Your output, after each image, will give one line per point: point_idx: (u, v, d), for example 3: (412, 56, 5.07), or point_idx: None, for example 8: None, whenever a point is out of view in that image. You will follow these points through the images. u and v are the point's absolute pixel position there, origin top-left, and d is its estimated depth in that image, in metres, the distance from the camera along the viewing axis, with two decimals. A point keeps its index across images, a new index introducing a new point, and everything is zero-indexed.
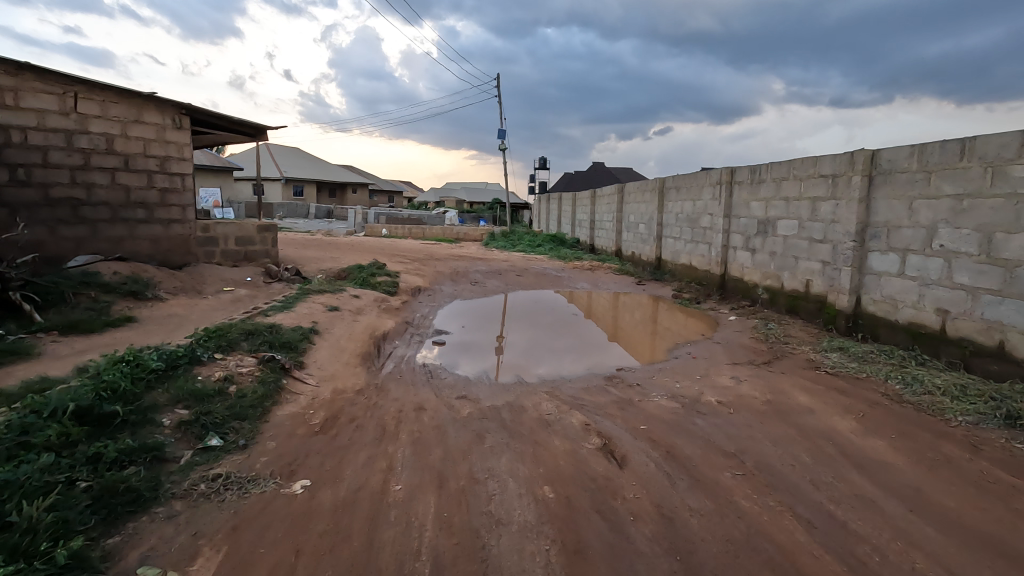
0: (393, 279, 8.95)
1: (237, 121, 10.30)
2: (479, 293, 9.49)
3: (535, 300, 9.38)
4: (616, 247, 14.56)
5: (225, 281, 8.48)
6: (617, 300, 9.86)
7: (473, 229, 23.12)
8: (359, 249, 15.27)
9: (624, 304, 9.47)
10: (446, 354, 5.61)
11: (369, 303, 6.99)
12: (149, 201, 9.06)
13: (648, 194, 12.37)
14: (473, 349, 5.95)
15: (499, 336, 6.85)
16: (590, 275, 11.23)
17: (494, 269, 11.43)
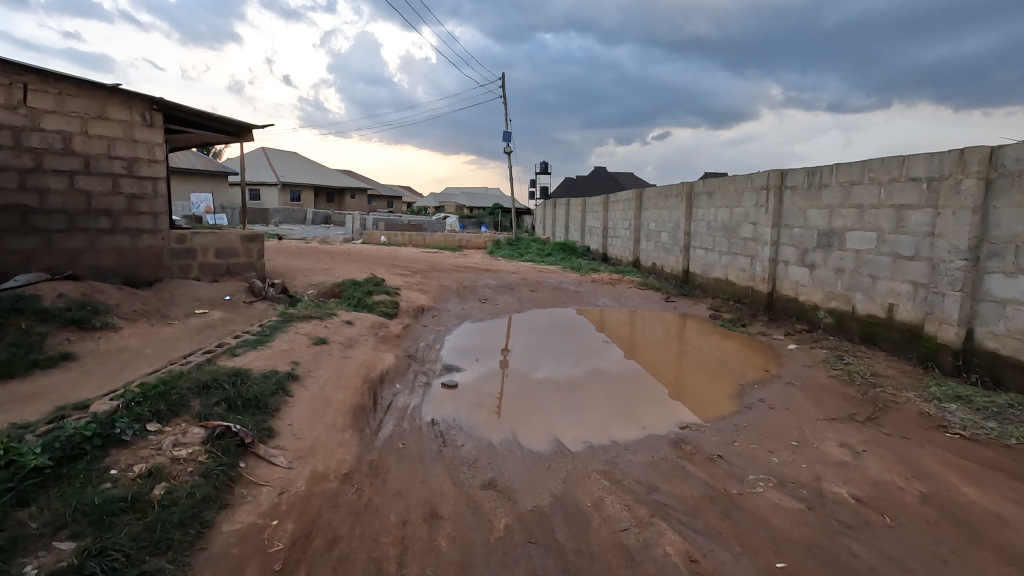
0: (393, 298, 7.82)
1: (219, 120, 9.21)
2: (489, 312, 8.36)
3: (549, 317, 8.39)
4: (634, 257, 13.46)
5: (199, 301, 7.35)
6: (633, 317, 8.78)
7: (476, 236, 22.02)
8: (355, 259, 14.14)
9: (644, 322, 8.46)
10: (459, 402, 4.44)
11: (362, 331, 5.85)
12: (115, 209, 7.95)
13: (673, 200, 11.29)
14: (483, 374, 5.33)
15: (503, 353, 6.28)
16: (611, 289, 10.13)
17: (504, 283, 10.30)
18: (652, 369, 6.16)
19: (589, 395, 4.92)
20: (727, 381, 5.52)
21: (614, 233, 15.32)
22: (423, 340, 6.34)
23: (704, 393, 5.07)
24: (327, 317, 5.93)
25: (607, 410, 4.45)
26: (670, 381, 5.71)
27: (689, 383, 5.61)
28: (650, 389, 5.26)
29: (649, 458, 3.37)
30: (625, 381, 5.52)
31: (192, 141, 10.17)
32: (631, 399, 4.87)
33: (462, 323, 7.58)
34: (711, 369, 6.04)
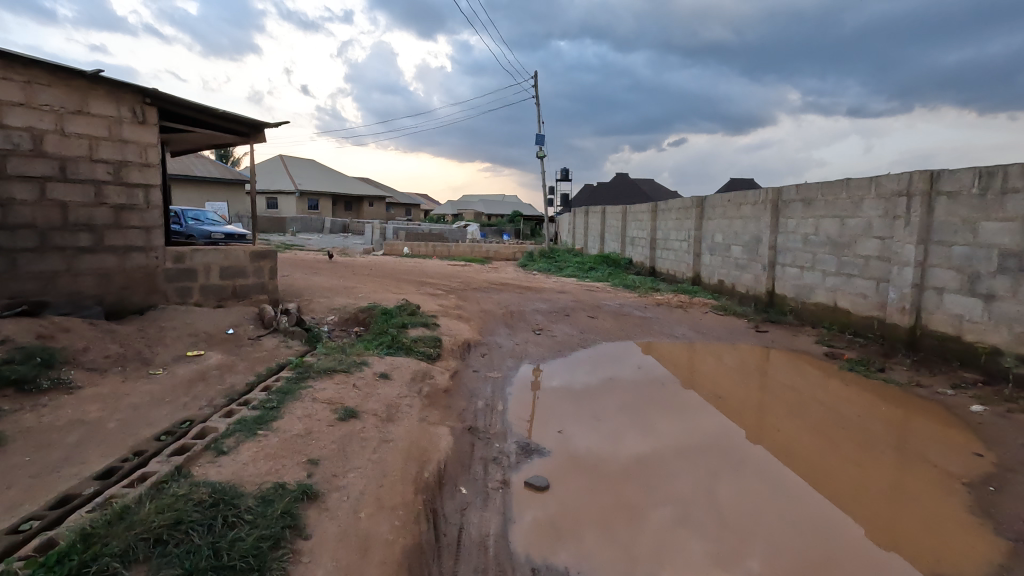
0: (433, 333, 6.30)
1: (226, 117, 7.84)
2: (549, 345, 6.82)
3: (597, 346, 7.03)
4: (694, 274, 11.88)
5: (195, 337, 5.92)
6: (694, 350, 7.17)
7: (505, 247, 20.56)
8: (379, 275, 12.73)
9: (707, 355, 6.98)
10: (561, 510, 3.15)
11: (401, 389, 4.33)
12: (98, 223, 6.60)
13: (749, 208, 9.70)
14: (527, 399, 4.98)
15: (536, 372, 5.86)
16: (684, 315, 8.54)
17: (557, 306, 8.77)
18: (684, 378, 6.07)
19: (603, 402, 5.14)
20: (779, 405, 5.38)
21: (665, 244, 13.76)
22: (479, 395, 4.83)
23: (736, 411, 5.17)
24: (352, 370, 4.40)
25: (623, 420, 4.74)
26: (707, 394, 5.66)
27: (731, 398, 5.53)
28: (672, 397, 5.43)
29: (680, 476, 3.74)
30: (641, 385, 5.74)
31: (195, 144, 8.82)
32: (647, 410, 5.06)
33: (520, 365, 6.02)
34: (760, 389, 5.83)
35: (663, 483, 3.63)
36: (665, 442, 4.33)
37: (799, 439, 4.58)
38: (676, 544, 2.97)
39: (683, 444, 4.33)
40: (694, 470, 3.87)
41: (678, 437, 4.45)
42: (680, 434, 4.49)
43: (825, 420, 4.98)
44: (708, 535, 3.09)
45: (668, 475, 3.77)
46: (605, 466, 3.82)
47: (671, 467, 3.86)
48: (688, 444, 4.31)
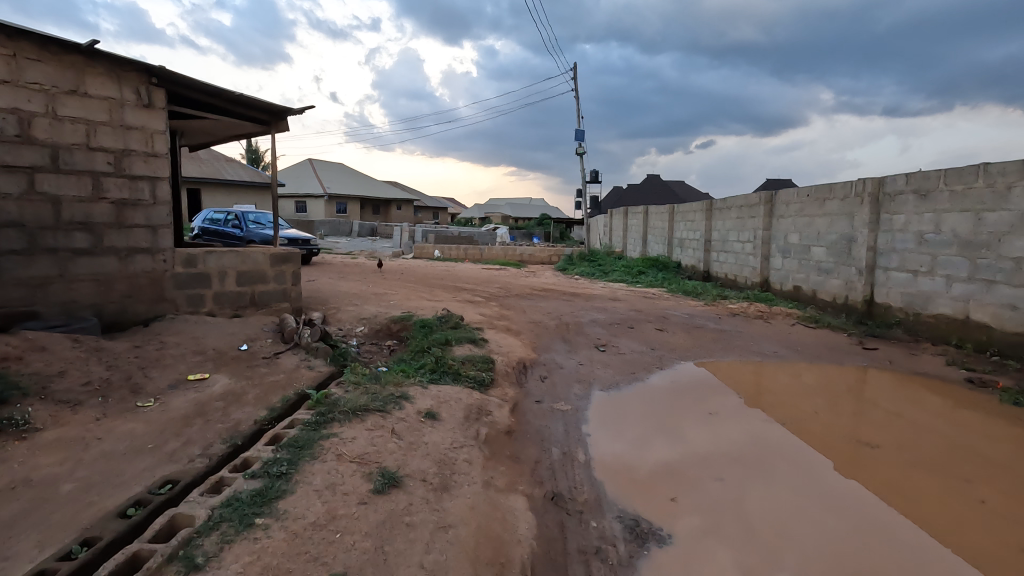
0: (482, 351, 5.22)
1: (245, 102, 6.93)
2: (618, 365, 5.67)
3: (656, 357, 6.01)
4: (762, 280, 10.58)
5: (202, 355, 4.97)
6: (789, 374, 5.83)
7: (540, 250, 19.46)
8: (411, 280, 11.74)
9: (800, 377, 5.75)
10: None
11: (457, 436, 3.25)
12: (97, 221, 5.73)
13: (836, 204, 8.40)
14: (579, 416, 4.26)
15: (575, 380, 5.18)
16: (767, 327, 7.30)
17: (618, 317, 7.60)
18: (724, 379, 5.59)
19: (630, 403, 4.70)
20: (831, 411, 4.86)
21: (723, 247, 12.47)
22: (552, 439, 3.74)
23: (784, 416, 4.67)
24: (389, 411, 3.29)
25: (653, 419, 4.37)
26: (751, 393, 5.20)
27: (777, 400, 5.05)
28: (710, 395, 5.00)
29: (709, 476, 3.37)
30: (673, 384, 5.26)
31: (212, 135, 7.95)
32: (677, 410, 4.59)
33: (590, 395, 4.86)
34: (810, 395, 5.28)
35: (692, 485, 3.25)
36: (694, 443, 3.94)
37: (850, 445, 4.08)
38: (701, 554, 2.59)
39: (715, 446, 3.90)
40: (729, 471, 3.48)
41: (711, 437, 4.03)
42: (713, 432, 4.10)
43: (882, 423, 4.49)
44: (739, 539, 2.73)
45: (695, 478, 3.36)
46: (636, 467, 3.44)
47: (702, 469, 3.48)
48: (724, 444, 3.91)
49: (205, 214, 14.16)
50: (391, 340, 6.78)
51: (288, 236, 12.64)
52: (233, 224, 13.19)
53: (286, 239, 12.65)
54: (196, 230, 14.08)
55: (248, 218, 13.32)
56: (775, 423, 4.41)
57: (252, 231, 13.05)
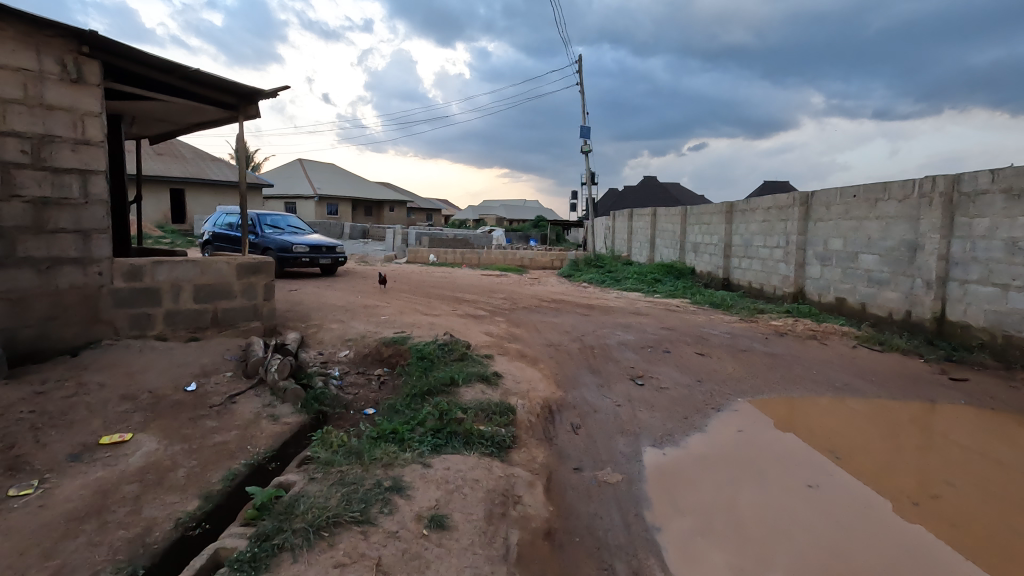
0: (496, 393, 4.06)
1: (206, 81, 5.74)
2: (665, 406, 4.56)
3: (702, 393, 4.94)
4: (795, 290, 9.52)
5: (131, 402, 3.80)
6: (874, 411, 4.75)
7: (542, 254, 18.34)
8: (404, 289, 10.59)
9: (886, 414, 4.69)
10: None
11: (479, 561, 2.11)
12: (9, 225, 4.56)
13: (893, 205, 7.36)
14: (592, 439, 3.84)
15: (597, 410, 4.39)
16: (824, 349, 6.23)
17: (649, 338, 6.49)
18: (768, 409, 4.71)
19: (631, 403, 4.61)
20: (896, 441, 4.16)
21: (746, 252, 11.41)
22: (610, 545, 2.63)
23: (786, 415, 4.59)
24: (373, 522, 2.14)
25: (651, 419, 4.31)
26: (807, 424, 4.41)
27: (845, 439, 4.16)
28: (713, 395, 4.91)
29: (703, 477, 3.36)
30: (681, 385, 5.08)
31: (170, 121, 6.73)
32: (677, 408, 4.54)
33: (641, 453, 3.73)
34: (883, 427, 4.40)
35: (687, 488, 3.23)
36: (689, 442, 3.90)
37: (849, 446, 4.03)
38: (694, 556, 2.58)
39: (711, 445, 3.87)
40: (729, 472, 3.44)
41: (707, 437, 4.00)
42: (710, 433, 4.06)
43: (884, 426, 4.40)
44: (732, 540, 2.71)
45: (688, 479, 3.34)
46: (660, 504, 3.02)
47: (695, 470, 3.46)
48: (718, 443, 3.89)
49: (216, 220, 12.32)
50: (381, 370, 5.61)
51: (309, 242, 10.61)
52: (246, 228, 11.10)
53: (307, 245, 10.61)
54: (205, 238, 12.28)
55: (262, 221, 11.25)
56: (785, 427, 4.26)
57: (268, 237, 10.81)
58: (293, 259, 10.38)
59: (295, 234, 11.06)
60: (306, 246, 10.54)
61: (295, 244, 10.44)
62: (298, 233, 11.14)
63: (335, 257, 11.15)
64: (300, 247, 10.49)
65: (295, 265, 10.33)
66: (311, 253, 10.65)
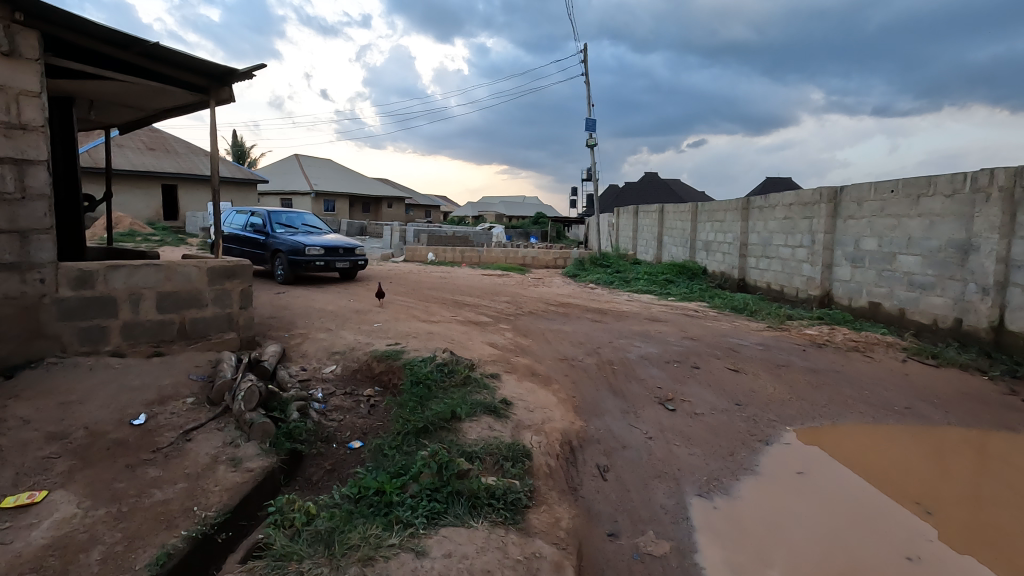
0: (506, 429, 3.36)
1: (169, 58, 5.01)
2: (704, 439, 3.86)
3: (743, 419, 4.26)
4: (822, 293, 8.83)
5: (58, 443, 3.10)
6: (951, 442, 4.05)
7: (545, 252, 17.61)
8: (400, 291, 9.85)
9: (966, 446, 4.00)
10: None
11: None
12: None
13: (940, 202, 6.67)
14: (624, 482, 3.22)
15: (625, 443, 3.73)
16: (870, 364, 5.54)
17: (674, 349, 5.78)
18: (827, 442, 4.01)
19: (659, 427, 4.01)
20: (992, 486, 3.45)
21: (765, 251, 10.71)
22: None
23: (829, 437, 4.11)
24: None
25: (665, 422, 4.10)
26: (877, 462, 3.72)
27: (933, 486, 3.43)
28: (747, 414, 4.36)
29: (709, 481, 3.30)
30: (713, 406, 4.46)
31: (134, 106, 5.99)
32: (696, 416, 4.26)
33: (688, 508, 3.02)
34: (972, 467, 3.69)
35: (693, 492, 3.17)
36: (701, 446, 3.76)
37: (879, 461, 3.76)
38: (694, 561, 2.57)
39: (722, 446, 3.76)
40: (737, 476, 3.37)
41: (718, 439, 3.87)
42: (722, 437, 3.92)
43: (931, 446, 4.00)
44: (735, 548, 2.69)
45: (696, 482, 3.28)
46: (701, 554, 2.62)
47: (703, 474, 3.38)
48: (729, 445, 3.79)
49: (224, 217, 11.02)
50: (371, 389, 4.89)
51: (325, 244, 9.36)
52: (257, 227, 9.91)
53: (322, 247, 9.31)
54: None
55: (274, 218, 9.94)
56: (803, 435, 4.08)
57: (279, 236, 9.51)
58: (306, 263, 9.08)
59: (309, 234, 9.76)
60: (321, 248, 9.23)
61: (309, 246, 9.13)
62: (312, 233, 9.88)
63: (353, 261, 9.82)
64: (314, 249, 9.17)
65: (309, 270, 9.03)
66: (327, 256, 9.34)
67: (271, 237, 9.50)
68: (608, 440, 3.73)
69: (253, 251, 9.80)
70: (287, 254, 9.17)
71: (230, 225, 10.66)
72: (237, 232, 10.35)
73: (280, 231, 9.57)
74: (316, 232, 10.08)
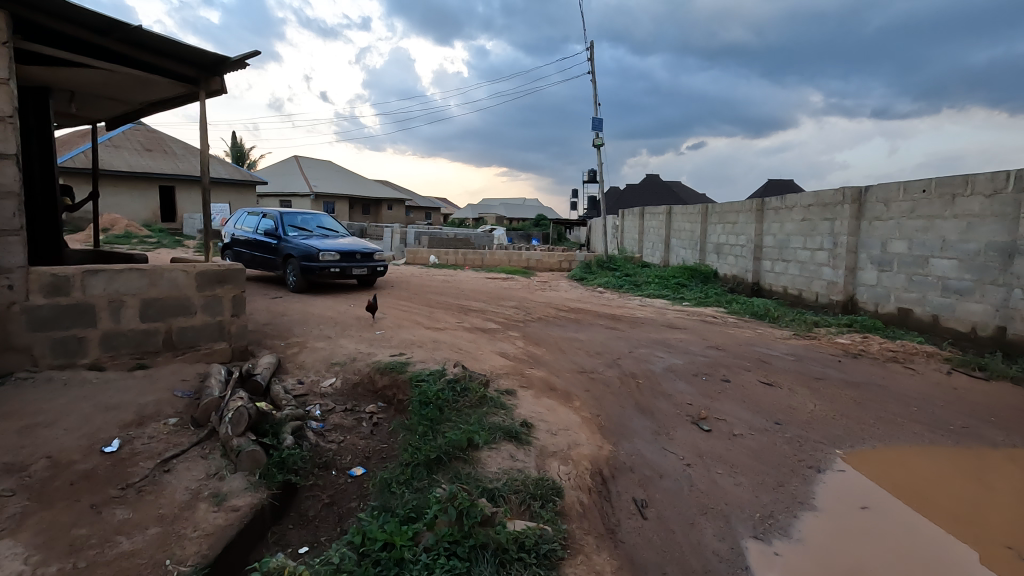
0: (529, 460, 2.94)
1: (155, 45, 4.59)
2: (748, 465, 3.45)
3: (786, 441, 3.84)
4: (845, 298, 8.42)
5: (14, 477, 2.69)
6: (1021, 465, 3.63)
7: (549, 254, 17.20)
8: (403, 295, 9.43)
9: None
10: None
11: None
12: None
13: (978, 202, 6.28)
14: (666, 519, 2.80)
15: (661, 469, 3.32)
16: (912, 376, 5.12)
17: (700, 361, 5.37)
18: (886, 467, 3.60)
19: (695, 451, 3.60)
20: None
21: (782, 254, 10.31)
22: None
23: (885, 460, 3.70)
24: None
25: (705, 450, 3.63)
26: (948, 490, 3.31)
27: (1014, 518, 3.02)
28: (791, 436, 3.93)
29: (768, 525, 2.83)
30: (752, 426, 4.04)
31: (119, 99, 5.58)
32: (736, 440, 3.81)
33: (743, 553, 2.62)
34: None
35: (752, 540, 2.70)
36: (751, 478, 3.30)
37: (950, 491, 3.32)
38: None
39: (776, 481, 3.29)
40: (800, 519, 2.90)
41: (769, 472, 3.39)
42: (773, 468, 3.45)
43: (999, 468, 3.58)
44: None
45: (753, 527, 2.81)
46: None
47: (759, 515, 2.92)
48: (783, 478, 3.32)
49: (233, 219, 10.41)
50: (373, 406, 4.46)
51: (339, 248, 8.69)
52: (268, 229, 9.31)
53: (338, 252, 8.67)
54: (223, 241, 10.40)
55: (286, 220, 9.32)
56: (860, 463, 3.62)
57: (292, 239, 8.89)
58: (319, 270, 8.47)
59: (324, 238, 9.13)
60: (335, 254, 8.60)
61: (323, 251, 8.51)
62: (327, 237, 9.23)
63: (372, 267, 9.15)
64: (328, 255, 8.54)
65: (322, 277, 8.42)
66: (342, 262, 8.71)
67: (282, 241, 8.90)
68: (642, 467, 3.31)
69: (263, 255, 9.20)
70: (299, 259, 8.56)
71: (240, 228, 10.07)
72: (247, 234, 9.74)
73: (292, 233, 8.98)
74: (331, 235, 9.44)
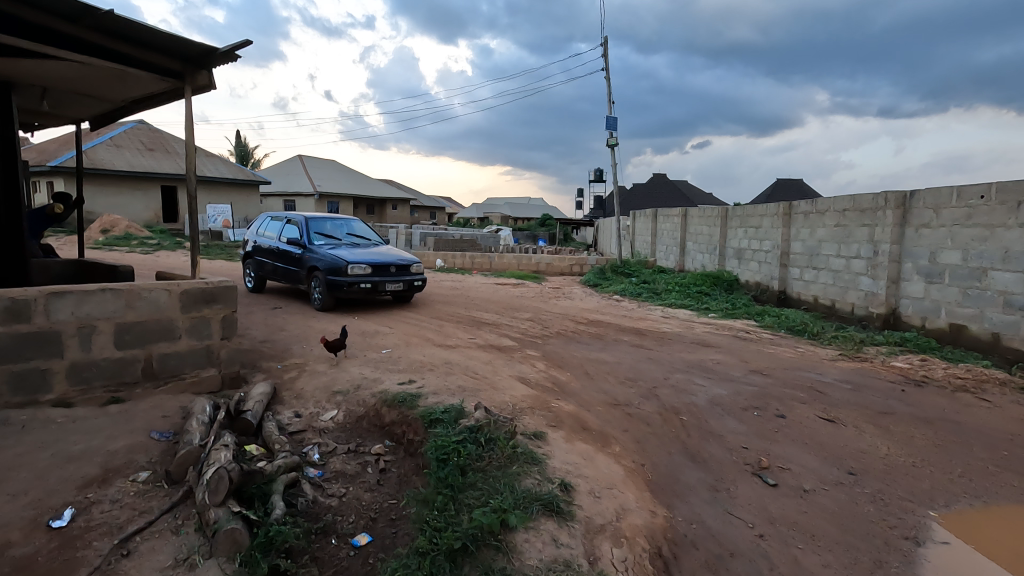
0: (575, 546, 2.35)
1: (135, 33, 4.04)
2: (833, 536, 2.87)
3: (870, 500, 3.24)
4: (886, 311, 7.80)
5: None
6: None
7: (559, 258, 16.61)
8: (409, 306, 8.85)
9: None
10: None
11: None
12: None
13: None
14: None
15: (732, 544, 2.73)
16: (990, 409, 4.52)
17: (747, 390, 4.77)
18: (998, 533, 3.01)
19: (766, 515, 3.00)
20: None
21: (812, 262, 9.69)
22: None
23: (992, 524, 3.10)
24: None
25: (779, 513, 3.03)
26: None
27: None
28: (873, 492, 3.32)
29: None
30: (824, 478, 3.44)
31: (96, 96, 5.04)
32: (811, 498, 3.21)
33: None
34: None
35: None
36: (841, 558, 2.71)
37: None
38: None
39: (872, 562, 2.70)
40: None
41: (862, 547, 2.80)
42: (864, 540, 2.86)
43: None
44: None
45: None
46: None
47: None
48: (880, 557, 2.73)
49: (257, 224, 9.81)
50: (380, 445, 3.87)
51: (370, 261, 7.98)
52: (292, 238, 8.66)
53: (368, 265, 7.96)
54: (246, 248, 9.79)
55: (312, 228, 8.66)
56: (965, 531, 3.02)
57: (319, 250, 8.21)
58: (347, 285, 7.77)
59: (353, 248, 8.44)
60: (365, 267, 7.89)
61: (351, 264, 7.81)
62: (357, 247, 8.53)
63: (407, 281, 8.41)
64: (357, 268, 7.84)
65: (350, 294, 7.73)
66: (373, 276, 8.00)
67: (307, 251, 8.26)
68: (709, 542, 2.72)
69: (288, 266, 8.57)
70: (325, 273, 7.88)
71: (263, 234, 9.47)
72: (271, 242, 9.12)
73: (318, 243, 8.35)
74: (361, 245, 8.74)
